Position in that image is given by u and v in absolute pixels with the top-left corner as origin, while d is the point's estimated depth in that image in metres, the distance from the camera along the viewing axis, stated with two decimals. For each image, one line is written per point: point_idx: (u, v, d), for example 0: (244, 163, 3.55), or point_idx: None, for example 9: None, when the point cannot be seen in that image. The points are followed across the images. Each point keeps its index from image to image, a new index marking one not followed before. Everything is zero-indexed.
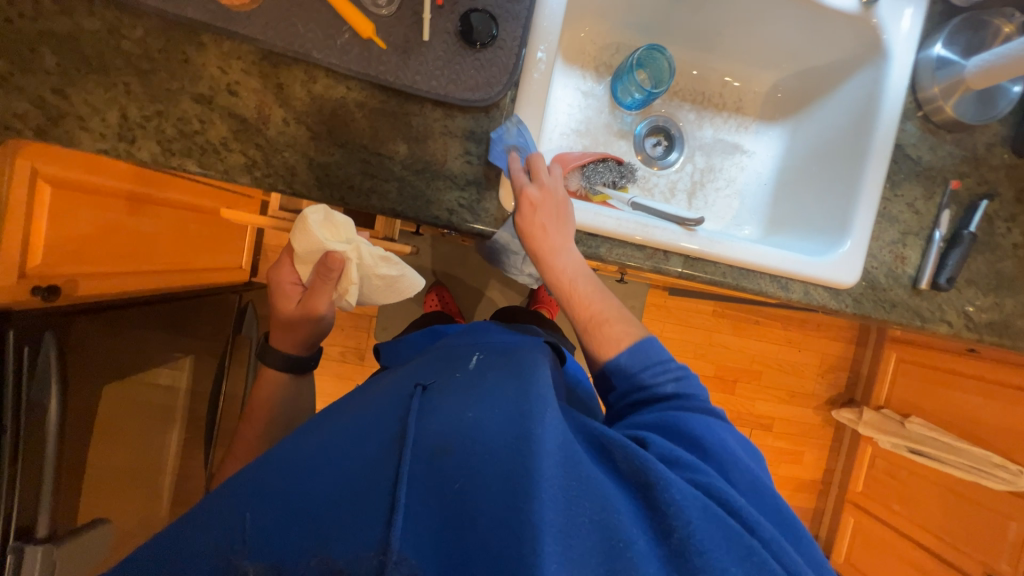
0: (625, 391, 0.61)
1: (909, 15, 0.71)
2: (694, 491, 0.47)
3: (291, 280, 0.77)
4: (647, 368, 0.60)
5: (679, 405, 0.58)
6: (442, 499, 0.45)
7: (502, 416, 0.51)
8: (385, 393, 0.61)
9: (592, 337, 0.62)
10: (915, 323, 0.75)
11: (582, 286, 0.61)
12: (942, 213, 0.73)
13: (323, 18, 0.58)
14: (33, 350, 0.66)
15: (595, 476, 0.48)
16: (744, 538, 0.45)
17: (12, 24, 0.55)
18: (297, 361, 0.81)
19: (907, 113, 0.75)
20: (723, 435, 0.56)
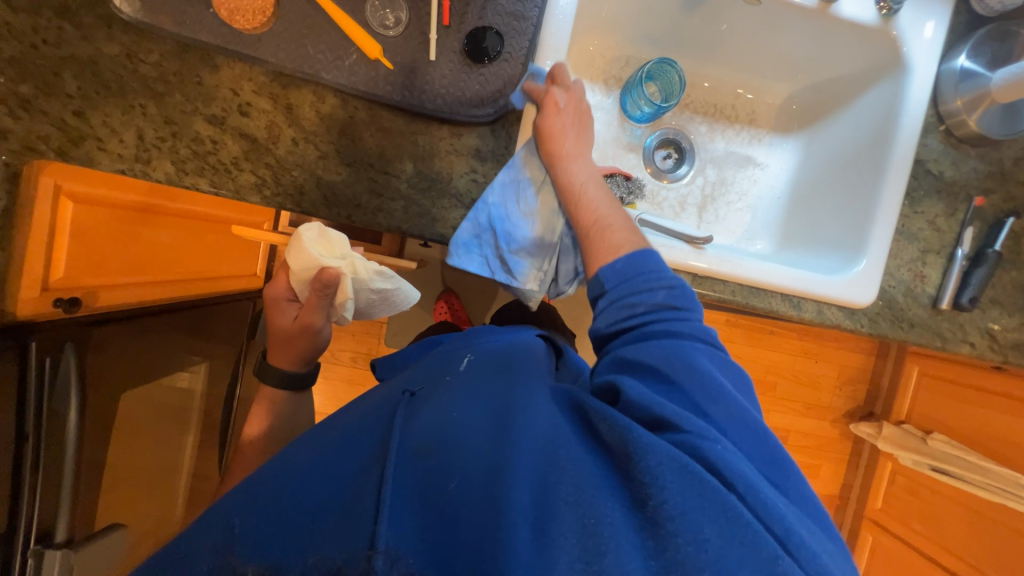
0: (616, 295, 0.57)
1: (932, 25, 0.69)
2: (670, 451, 0.45)
3: (286, 297, 0.80)
4: (644, 273, 0.57)
5: (670, 336, 0.54)
6: (429, 501, 0.45)
7: (487, 417, 0.52)
8: (376, 402, 0.62)
9: (593, 243, 0.60)
10: (935, 343, 0.73)
11: (592, 191, 0.61)
12: (965, 231, 0.71)
13: (331, 39, 0.59)
14: (54, 360, 0.69)
15: (572, 456, 0.47)
16: (721, 495, 0.43)
17: (36, 50, 0.57)
18: (294, 377, 0.83)
19: (928, 128, 0.72)
20: (713, 370, 0.53)
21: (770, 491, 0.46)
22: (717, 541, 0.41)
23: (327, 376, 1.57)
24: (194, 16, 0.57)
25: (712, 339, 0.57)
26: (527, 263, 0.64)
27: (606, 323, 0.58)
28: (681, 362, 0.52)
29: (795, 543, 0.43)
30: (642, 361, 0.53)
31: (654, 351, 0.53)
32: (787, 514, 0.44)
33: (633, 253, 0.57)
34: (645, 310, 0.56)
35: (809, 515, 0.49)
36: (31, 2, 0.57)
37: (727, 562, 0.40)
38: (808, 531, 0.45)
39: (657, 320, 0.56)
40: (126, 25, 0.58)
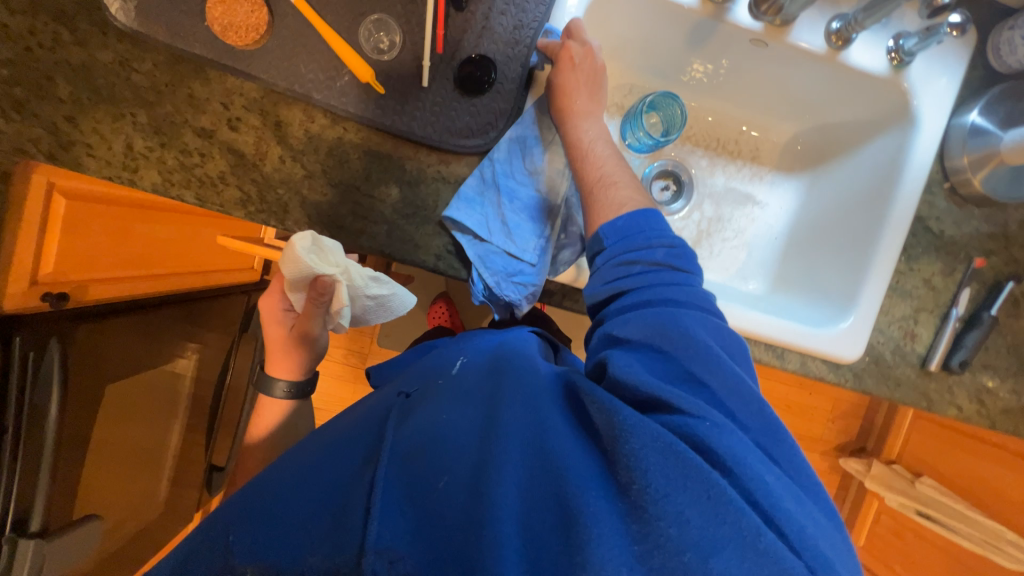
0: (614, 252, 0.56)
1: (943, 78, 0.66)
2: (652, 430, 0.44)
3: (282, 308, 0.83)
4: (645, 228, 0.56)
5: (668, 304, 0.52)
6: (420, 500, 0.44)
7: (479, 414, 0.51)
8: (371, 402, 0.61)
9: (596, 199, 0.59)
10: (921, 404, 0.71)
11: (599, 148, 0.60)
12: (961, 292, 0.69)
13: (323, 59, 0.58)
14: (38, 355, 0.70)
15: (563, 447, 0.46)
16: (705, 473, 0.41)
17: (30, 53, 0.57)
18: (302, 385, 0.86)
19: (932, 184, 0.70)
20: (710, 336, 0.51)
21: (760, 465, 0.44)
22: (700, 523, 0.39)
23: (319, 371, 1.57)
24: (188, 28, 0.57)
25: (711, 306, 0.54)
26: (531, 228, 0.62)
27: (603, 288, 0.55)
28: (675, 329, 0.50)
29: (785, 522, 0.41)
30: (636, 326, 0.51)
31: (649, 317, 0.51)
32: (777, 490, 0.43)
33: (636, 210, 0.57)
34: (643, 268, 0.54)
35: (806, 489, 0.47)
36: (29, 5, 0.57)
37: (711, 549, 0.38)
38: (800, 509, 0.43)
39: (654, 277, 0.54)
40: (121, 33, 0.58)
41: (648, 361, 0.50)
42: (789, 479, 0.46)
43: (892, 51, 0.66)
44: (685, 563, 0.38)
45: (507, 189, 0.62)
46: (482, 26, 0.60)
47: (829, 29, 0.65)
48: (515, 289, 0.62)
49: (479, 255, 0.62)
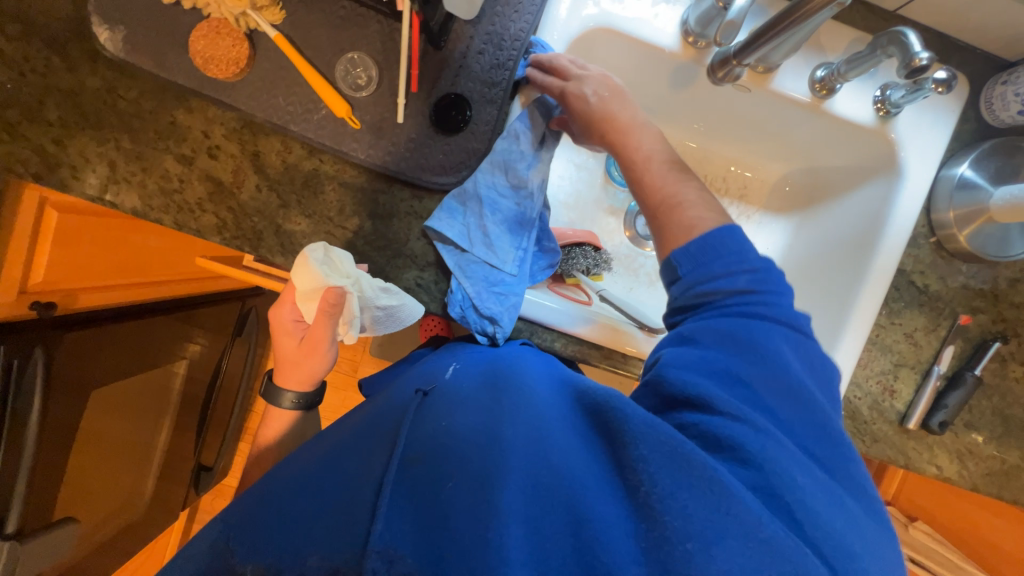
0: (691, 282, 0.51)
1: (932, 130, 0.65)
2: (660, 432, 0.42)
3: (291, 317, 0.74)
4: (729, 251, 0.50)
5: (745, 312, 0.48)
6: (429, 503, 0.43)
7: (484, 419, 0.49)
8: (386, 405, 0.60)
9: (663, 223, 0.54)
10: (899, 462, 0.69)
11: (653, 166, 0.56)
12: (945, 349, 0.67)
13: (302, 92, 0.59)
14: (22, 363, 0.72)
15: (569, 457, 0.45)
16: (707, 466, 0.40)
17: (23, 79, 0.59)
18: (309, 398, 0.80)
19: (918, 237, 0.68)
20: (776, 344, 0.47)
21: (800, 468, 0.42)
22: (705, 520, 0.38)
23: None
24: (174, 59, 0.58)
25: (792, 322, 0.49)
26: (510, 238, 0.63)
27: (678, 285, 0.52)
28: (749, 336, 0.47)
29: (806, 518, 0.39)
30: (706, 335, 0.47)
31: (720, 326, 0.48)
32: (807, 490, 0.40)
33: (713, 230, 0.51)
34: (725, 299, 0.49)
35: (849, 493, 0.44)
36: (23, 31, 0.59)
37: (716, 545, 0.37)
38: (828, 505, 0.41)
39: (737, 303, 0.48)
40: (110, 62, 0.60)
41: (709, 366, 0.46)
42: (829, 480, 0.43)
43: (879, 101, 0.65)
44: (687, 552, 0.37)
45: (491, 203, 0.62)
46: (460, 65, 0.60)
47: (814, 77, 0.64)
48: (494, 298, 0.62)
49: (459, 265, 0.62)
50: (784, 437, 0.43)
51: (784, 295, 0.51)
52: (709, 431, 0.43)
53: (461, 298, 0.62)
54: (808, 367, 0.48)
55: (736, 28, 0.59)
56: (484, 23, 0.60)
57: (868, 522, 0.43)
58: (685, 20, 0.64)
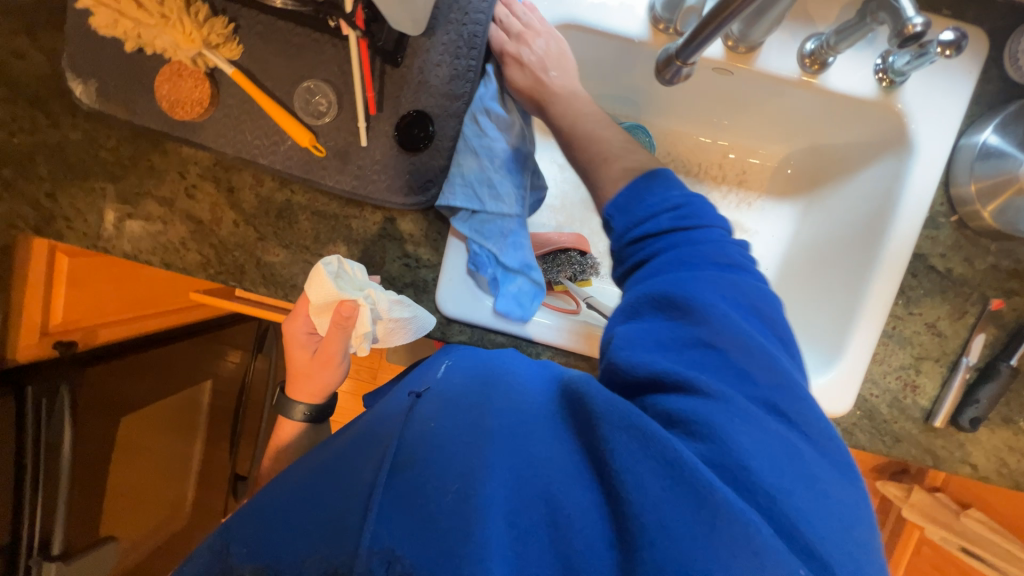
0: (623, 233, 0.49)
1: (947, 95, 0.58)
2: (619, 408, 0.40)
3: (306, 329, 0.65)
4: (654, 195, 0.48)
5: (672, 267, 0.45)
6: (413, 499, 0.40)
7: (465, 409, 0.46)
8: (383, 410, 0.56)
9: (594, 179, 0.53)
10: (926, 462, 0.63)
11: (583, 122, 0.57)
12: (974, 338, 0.61)
13: (268, 126, 0.60)
14: (50, 400, 0.77)
15: (549, 451, 0.41)
16: (665, 441, 0.37)
17: (14, 138, 0.62)
18: (321, 410, 0.70)
19: (937, 218, 0.61)
20: (719, 295, 0.43)
21: (767, 438, 0.38)
22: (660, 493, 0.36)
23: None
24: (143, 106, 0.60)
25: (732, 264, 0.45)
26: (510, 180, 0.62)
27: (613, 234, 0.50)
28: (685, 293, 0.43)
29: (774, 500, 0.36)
30: (643, 298, 0.45)
31: (657, 283, 0.45)
32: (752, 452, 0.37)
33: (633, 179, 0.50)
34: (655, 245, 0.47)
35: (828, 459, 0.40)
36: (9, 93, 0.62)
37: (673, 521, 0.35)
38: (793, 475, 0.37)
39: (674, 254, 0.46)
40: (88, 113, 0.62)
41: (651, 333, 0.44)
42: (800, 443, 0.39)
43: (881, 71, 0.58)
44: (643, 524, 0.35)
45: (489, 152, 0.60)
46: (419, 81, 0.59)
47: (803, 51, 0.58)
48: (513, 248, 0.62)
49: (475, 229, 0.60)
50: (744, 402, 0.39)
51: (710, 229, 0.47)
52: (663, 409, 0.41)
53: (486, 261, 0.61)
54: (755, 314, 0.44)
55: (698, 13, 0.57)
56: (439, 34, 0.58)
57: (841, 484, 0.39)
58: (652, 5, 0.60)
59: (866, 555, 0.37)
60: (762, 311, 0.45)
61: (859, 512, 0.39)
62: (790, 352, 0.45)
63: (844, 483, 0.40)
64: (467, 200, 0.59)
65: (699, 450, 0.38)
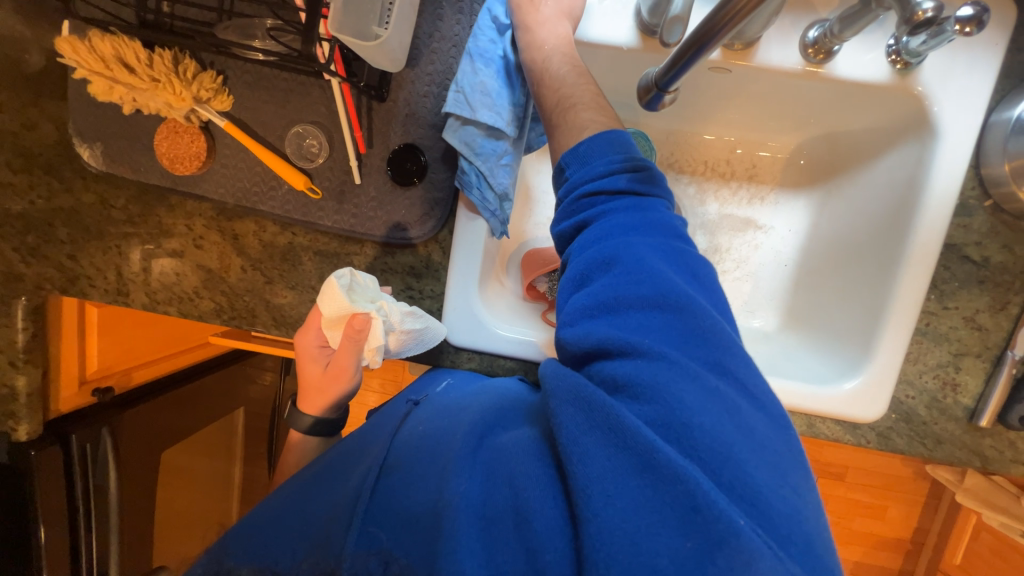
0: (577, 182, 0.48)
1: (969, 75, 0.54)
2: (569, 381, 0.43)
3: (318, 342, 0.63)
4: (605, 156, 0.47)
5: (616, 223, 0.45)
6: (398, 496, 0.50)
7: (445, 419, 0.55)
8: (383, 414, 0.66)
9: (556, 124, 0.52)
10: (973, 464, 0.59)
11: (552, 64, 0.54)
12: (1019, 329, 0.56)
13: (264, 172, 0.61)
14: (93, 444, 0.82)
15: (508, 442, 0.50)
16: (608, 408, 0.40)
17: (33, 205, 0.66)
18: (327, 423, 0.70)
19: (970, 206, 0.57)
20: (659, 255, 0.43)
21: (711, 398, 0.38)
22: (604, 462, 0.39)
23: None
24: (146, 164, 0.61)
25: (676, 232, 0.45)
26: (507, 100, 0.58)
27: (567, 182, 0.49)
28: (631, 255, 0.43)
29: (720, 461, 0.37)
30: (589, 262, 0.45)
31: (604, 244, 0.45)
32: (695, 409, 0.38)
33: (598, 134, 0.48)
34: (608, 198, 0.46)
35: (772, 412, 0.40)
36: (25, 163, 0.65)
37: (615, 483, 0.38)
38: (739, 432, 0.37)
39: (617, 215, 0.45)
40: (97, 174, 0.64)
41: (595, 296, 0.44)
42: (743, 399, 0.39)
43: (894, 52, 0.54)
44: (588, 495, 0.39)
45: (482, 53, 0.57)
46: (407, 114, 0.58)
47: (806, 39, 0.54)
48: (505, 172, 0.58)
49: (465, 142, 0.56)
50: (686, 361, 0.40)
51: (660, 197, 0.46)
52: (608, 375, 0.42)
53: (475, 181, 0.58)
54: (700, 276, 0.43)
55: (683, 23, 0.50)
56: (423, 64, 0.58)
57: (785, 438, 0.39)
58: (638, 9, 0.57)
59: (808, 501, 0.38)
60: (707, 271, 0.44)
61: (796, 460, 0.39)
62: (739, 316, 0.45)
63: (787, 437, 0.40)
64: (461, 106, 0.55)
65: (644, 413, 0.39)
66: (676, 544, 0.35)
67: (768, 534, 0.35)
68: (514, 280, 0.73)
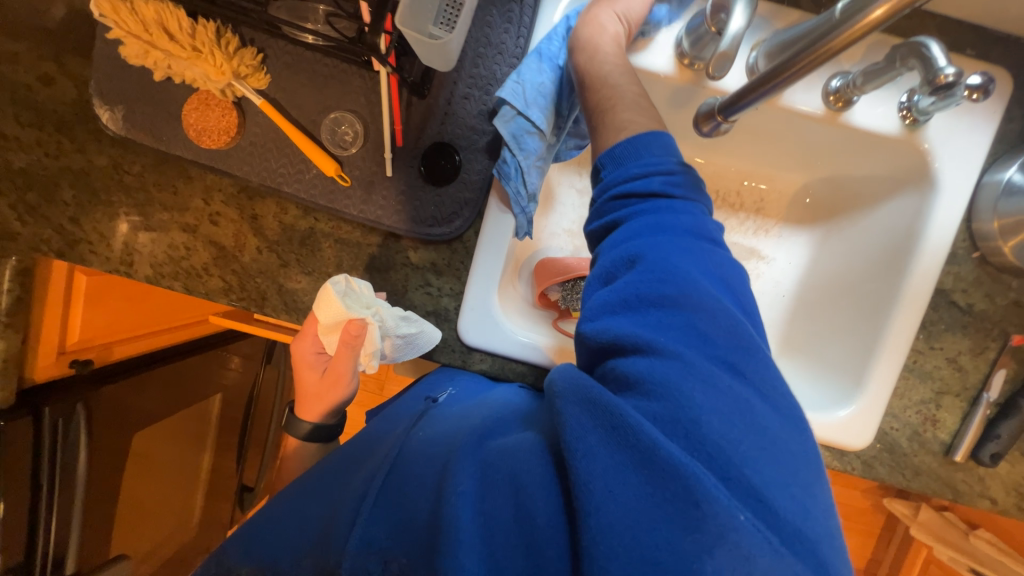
0: (609, 183, 0.50)
1: (967, 135, 0.59)
2: (577, 382, 0.44)
3: (314, 349, 0.64)
4: (639, 158, 0.48)
5: (647, 221, 0.46)
6: (395, 495, 0.49)
7: (457, 419, 0.55)
8: (392, 415, 0.64)
9: (597, 125, 0.53)
10: (945, 495, 0.63)
11: (598, 62, 0.55)
12: (994, 374, 0.61)
13: (294, 154, 0.60)
14: (66, 419, 0.77)
15: (509, 444, 0.48)
16: (614, 406, 0.41)
17: (39, 162, 0.63)
18: (325, 429, 0.69)
19: (959, 254, 0.62)
20: (684, 258, 0.44)
21: (720, 400, 0.40)
22: (607, 459, 0.40)
23: None
24: (170, 133, 0.60)
25: (708, 235, 0.47)
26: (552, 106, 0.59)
27: (600, 182, 0.51)
28: (658, 256, 0.44)
29: (728, 460, 0.38)
30: (616, 261, 0.47)
31: (630, 245, 0.46)
32: (705, 407, 0.39)
33: (637, 134, 0.50)
34: (639, 201, 0.48)
35: (784, 414, 0.41)
36: (35, 117, 0.62)
37: (616, 480, 0.39)
38: (746, 432, 0.39)
39: (644, 219, 0.46)
40: (114, 139, 0.62)
41: (617, 293, 0.45)
42: (753, 401, 0.41)
43: (905, 108, 0.59)
44: (589, 491, 0.39)
45: (549, 56, 0.59)
46: (446, 112, 0.59)
47: (829, 87, 0.59)
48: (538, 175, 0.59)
49: (514, 135, 0.56)
50: (698, 361, 0.41)
51: (691, 203, 0.48)
52: (621, 372, 0.43)
53: (512, 174, 0.58)
54: (722, 281, 0.45)
55: (729, 59, 0.48)
56: (468, 67, 0.59)
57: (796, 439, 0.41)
58: (679, 42, 0.60)
59: (814, 502, 0.39)
60: (731, 277, 0.46)
61: (806, 462, 0.41)
62: (757, 324, 0.46)
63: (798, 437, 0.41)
64: (515, 97, 0.55)
65: (653, 410, 0.41)
66: (676, 540, 0.36)
67: (773, 530, 0.37)
68: (525, 286, 0.74)
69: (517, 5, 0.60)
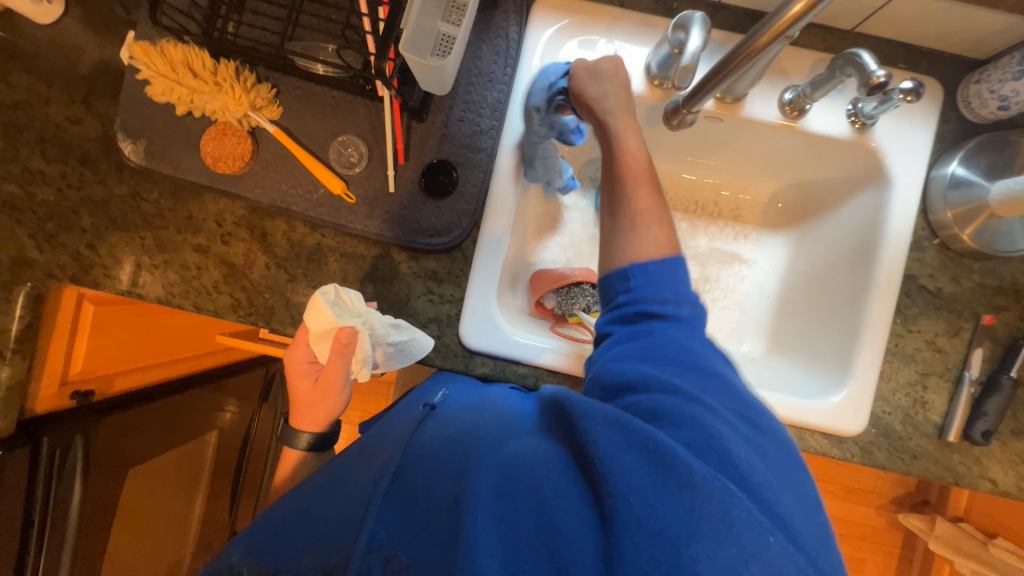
0: (639, 296, 0.53)
1: (913, 135, 0.66)
2: (604, 408, 0.44)
3: (306, 358, 0.64)
4: (670, 284, 0.53)
5: (670, 321, 0.52)
6: (406, 509, 0.47)
7: (462, 424, 0.54)
8: (393, 417, 0.63)
9: (627, 234, 0.56)
10: (946, 479, 0.64)
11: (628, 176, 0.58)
12: (972, 353, 0.64)
13: (303, 176, 0.65)
14: (63, 451, 0.76)
15: (522, 451, 0.48)
16: (645, 429, 0.42)
17: (61, 194, 0.67)
18: (324, 436, 0.68)
19: (921, 241, 0.67)
20: (699, 341, 0.51)
21: (739, 439, 0.43)
22: (642, 475, 0.40)
23: None
24: (187, 161, 0.65)
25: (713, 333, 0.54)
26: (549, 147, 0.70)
27: (629, 291, 0.54)
28: (682, 349, 0.50)
29: (752, 480, 0.41)
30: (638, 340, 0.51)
31: (655, 338, 0.51)
32: (727, 437, 0.43)
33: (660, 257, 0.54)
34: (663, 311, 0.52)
35: (788, 457, 0.46)
36: (60, 154, 0.67)
37: (656, 494, 0.39)
38: (761, 461, 0.43)
39: (669, 325, 0.52)
40: (134, 169, 0.67)
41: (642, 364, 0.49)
42: (762, 440, 0.45)
43: (853, 115, 0.66)
44: (630, 504, 0.39)
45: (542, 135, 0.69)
46: (442, 133, 0.65)
47: (783, 100, 0.66)
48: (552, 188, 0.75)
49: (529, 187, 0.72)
50: (717, 408, 0.45)
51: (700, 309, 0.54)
52: (647, 406, 0.46)
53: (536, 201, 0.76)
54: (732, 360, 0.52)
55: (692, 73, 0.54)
56: (461, 94, 0.66)
57: (799, 471, 0.45)
58: (647, 65, 0.67)
59: (823, 529, 0.43)
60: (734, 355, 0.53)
61: (812, 497, 0.44)
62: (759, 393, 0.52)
63: (803, 475, 0.46)
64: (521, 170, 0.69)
65: (683, 436, 0.43)
66: (715, 552, 0.36)
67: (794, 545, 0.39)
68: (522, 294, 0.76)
69: (503, 40, 0.67)
